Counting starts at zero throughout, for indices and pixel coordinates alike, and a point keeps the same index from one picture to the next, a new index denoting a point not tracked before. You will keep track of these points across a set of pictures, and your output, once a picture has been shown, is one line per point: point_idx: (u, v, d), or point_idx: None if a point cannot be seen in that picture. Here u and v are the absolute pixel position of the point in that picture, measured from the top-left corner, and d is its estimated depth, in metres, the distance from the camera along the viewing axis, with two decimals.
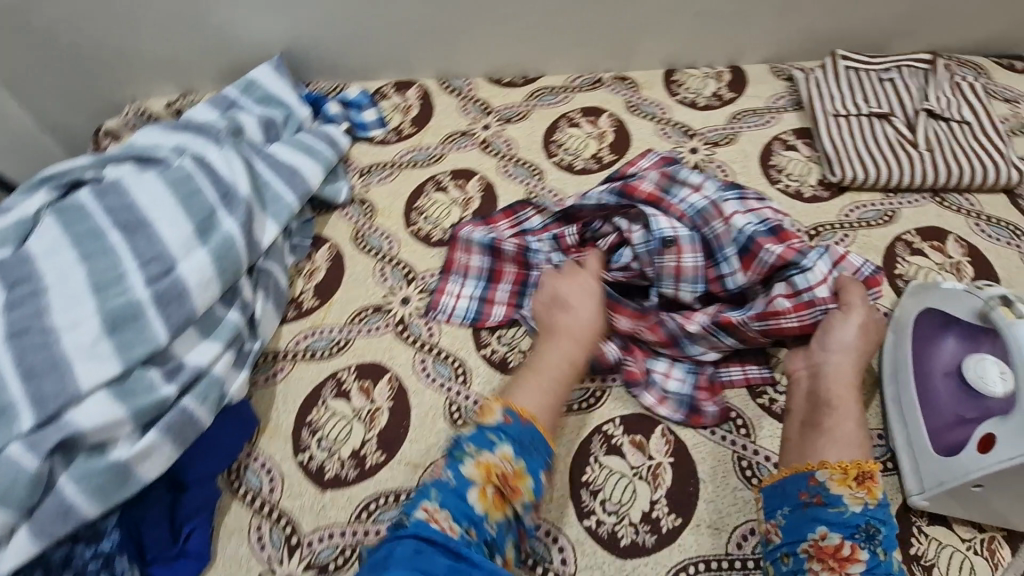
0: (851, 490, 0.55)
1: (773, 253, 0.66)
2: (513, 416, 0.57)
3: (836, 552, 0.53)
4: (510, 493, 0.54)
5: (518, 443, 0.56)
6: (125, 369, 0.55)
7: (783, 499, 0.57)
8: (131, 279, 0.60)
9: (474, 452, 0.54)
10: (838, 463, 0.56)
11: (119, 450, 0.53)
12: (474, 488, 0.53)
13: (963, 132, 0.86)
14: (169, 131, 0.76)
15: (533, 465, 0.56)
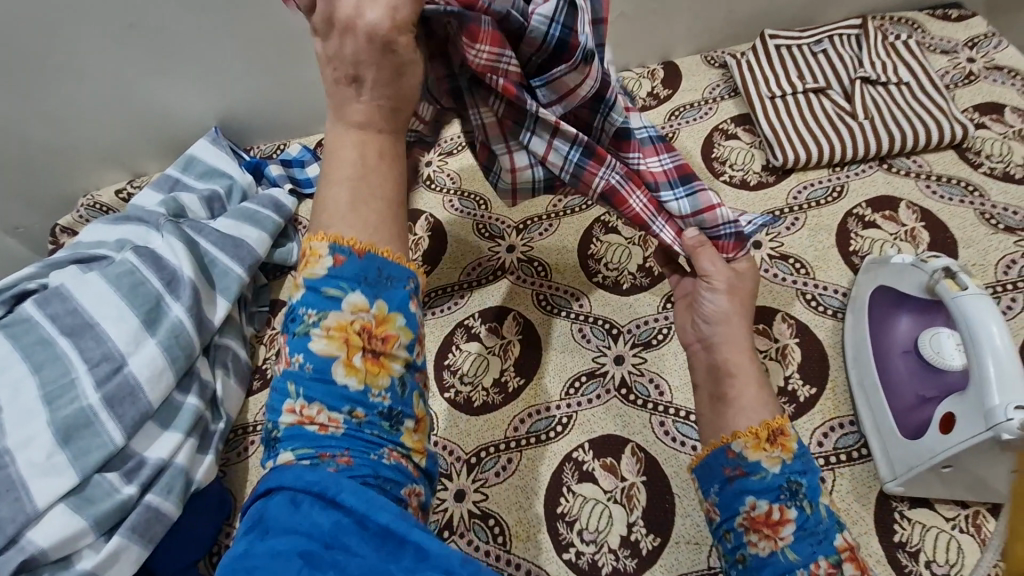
0: (767, 452, 0.52)
1: (643, 160, 0.57)
2: (344, 253, 0.41)
3: (767, 519, 0.50)
4: (381, 348, 0.42)
5: (363, 284, 0.42)
6: (83, 477, 0.56)
7: (710, 477, 0.54)
8: (82, 383, 0.61)
9: (317, 319, 0.41)
10: (749, 429, 0.53)
11: (86, 560, 0.54)
12: (337, 363, 0.41)
13: (902, 92, 0.84)
14: (113, 224, 0.78)
15: (396, 297, 0.43)
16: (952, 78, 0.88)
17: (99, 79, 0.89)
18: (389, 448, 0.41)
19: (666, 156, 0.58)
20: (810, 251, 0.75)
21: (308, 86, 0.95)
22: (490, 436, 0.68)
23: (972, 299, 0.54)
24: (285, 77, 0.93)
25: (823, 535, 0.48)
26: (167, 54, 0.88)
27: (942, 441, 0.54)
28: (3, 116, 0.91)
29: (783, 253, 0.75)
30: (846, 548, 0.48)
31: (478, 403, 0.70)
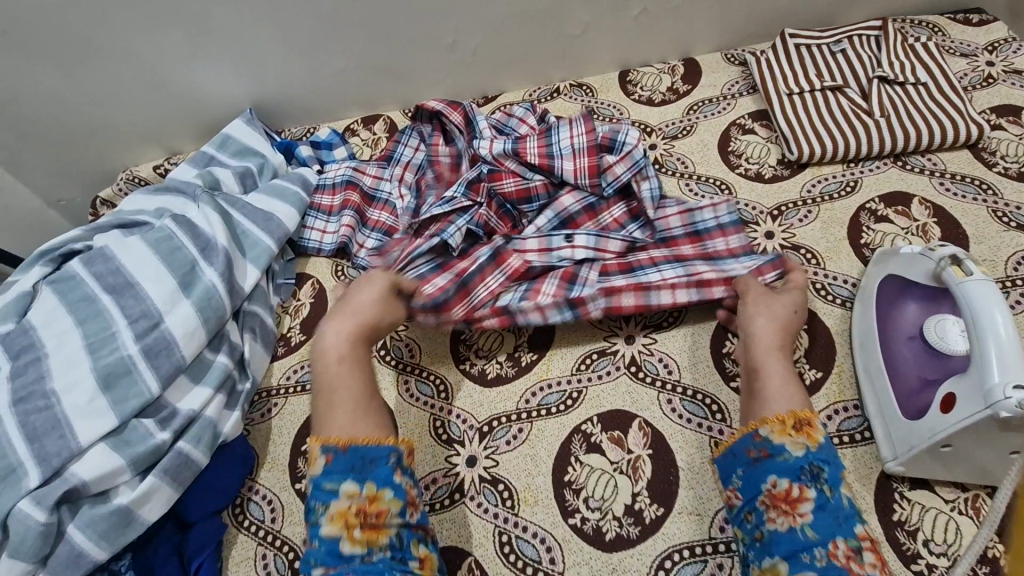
0: (792, 437, 0.56)
1: (643, 255, 0.77)
2: (334, 451, 0.59)
3: (787, 496, 0.54)
4: (375, 520, 0.56)
5: (353, 473, 0.58)
6: (122, 421, 0.60)
7: (734, 462, 0.58)
8: (122, 336, 0.65)
9: (323, 510, 0.57)
10: (777, 416, 0.57)
11: (122, 495, 0.57)
12: (343, 541, 0.56)
13: (919, 93, 0.86)
14: (153, 195, 0.83)
15: (380, 475, 0.58)
16: (970, 81, 0.89)
17: (141, 60, 0.94)
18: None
19: (665, 249, 0.78)
20: (821, 243, 0.77)
21: (338, 74, 0.99)
22: (502, 407, 0.71)
23: (978, 284, 0.55)
24: (316, 64, 0.97)
25: (842, 519, 0.52)
26: (207, 39, 0.91)
27: (942, 420, 0.55)
28: (52, 92, 0.96)
29: (795, 244, 0.78)
30: (865, 537, 0.51)
31: (491, 375, 0.73)
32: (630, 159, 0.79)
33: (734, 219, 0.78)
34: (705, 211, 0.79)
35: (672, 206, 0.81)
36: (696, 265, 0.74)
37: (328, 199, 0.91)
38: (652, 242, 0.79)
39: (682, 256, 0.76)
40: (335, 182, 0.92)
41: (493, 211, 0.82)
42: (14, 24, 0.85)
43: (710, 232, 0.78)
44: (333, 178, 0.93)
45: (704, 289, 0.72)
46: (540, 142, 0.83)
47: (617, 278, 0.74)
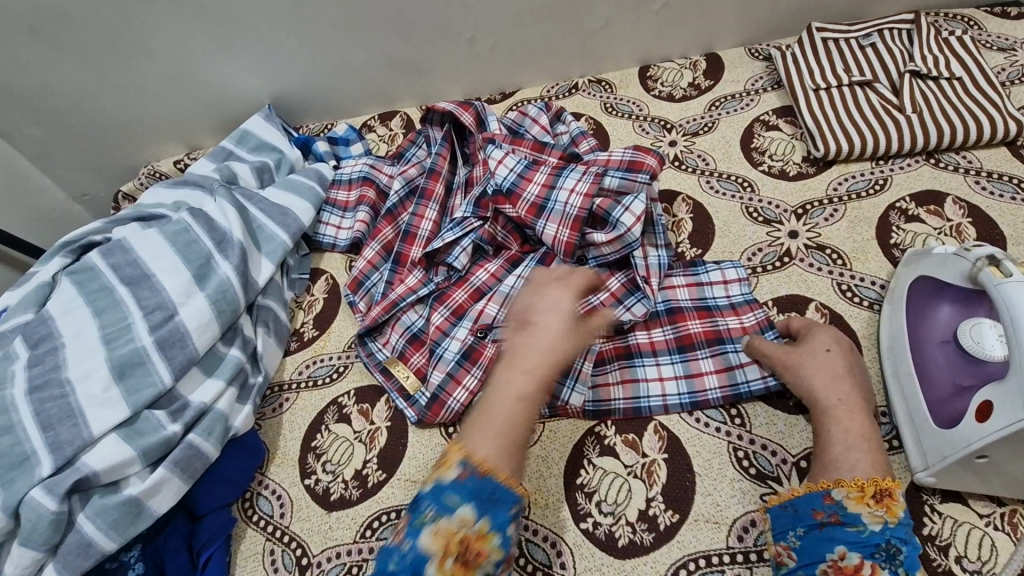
0: (870, 508, 0.52)
1: (642, 336, 0.71)
2: (471, 469, 0.52)
3: (855, 572, 0.50)
4: (474, 559, 0.49)
5: (477, 501, 0.51)
6: (134, 411, 0.60)
7: (795, 520, 0.54)
8: (137, 327, 0.65)
9: (432, 519, 0.49)
10: (855, 481, 0.53)
11: (132, 487, 0.57)
12: (431, 563, 0.47)
13: (954, 88, 0.82)
14: (172, 189, 0.83)
15: (498, 518, 0.51)
16: (1007, 76, 0.85)
17: (164, 54, 0.95)
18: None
19: (669, 327, 0.71)
20: (847, 243, 0.74)
21: (356, 69, 0.99)
22: None
23: (1015, 286, 0.52)
24: (335, 59, 0.97)
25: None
26: (229, 33, 0.92)
27: (977, 430, 0.51)
28: (77, 86, 0.97)
29: (820, 244, 0.75)
30: None
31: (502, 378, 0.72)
32: (619, 241, 0.72)
33: (747, 297, 0.72)
34: (716, 287, 0.73)
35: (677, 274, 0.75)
36: (699, 356, 0.69)
37: (343, 194, 0.91)
38: (653, 317, 0.72)
39: (687, 339, 0.70)
40: (352, 179, 0.92)
41: (501, 225, 0.80)
42: (43, 17, 0.87)
43: (721, 308, 0.71)
44: (349, 174, 0.93)
45: (697, 389, 0.67)
46: (532, 207, 0.76)
47: (610, 369, 0.70)
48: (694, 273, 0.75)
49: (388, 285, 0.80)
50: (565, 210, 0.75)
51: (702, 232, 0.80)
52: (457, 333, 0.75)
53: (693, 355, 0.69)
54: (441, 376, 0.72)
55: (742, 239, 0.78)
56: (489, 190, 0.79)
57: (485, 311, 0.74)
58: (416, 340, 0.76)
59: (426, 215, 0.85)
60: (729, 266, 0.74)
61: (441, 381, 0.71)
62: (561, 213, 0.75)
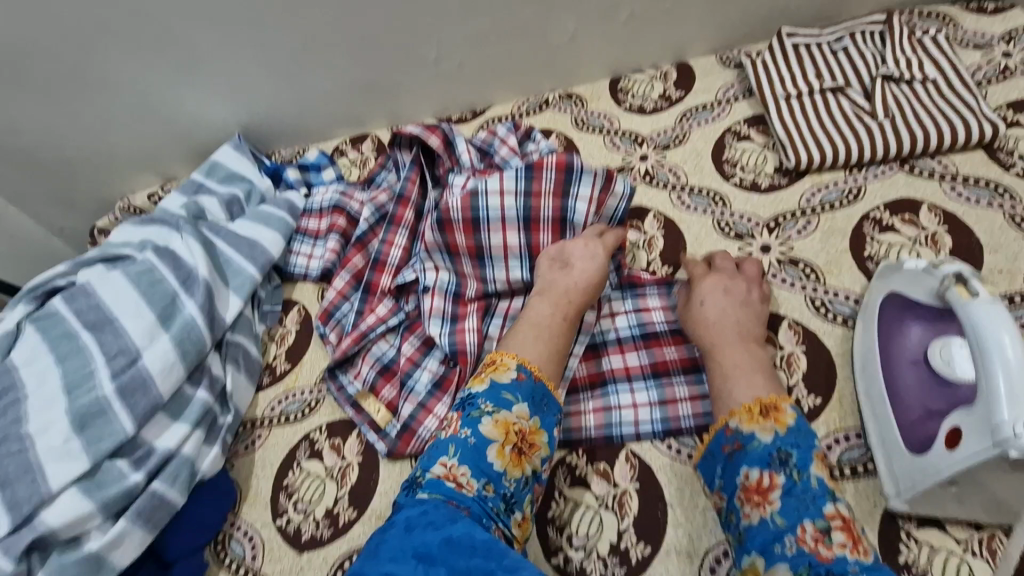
0: (761, 424, 0.56)
1: (616, 360, 0.70)
2: (526, 374, 0.62)
3: (759, 487, 0.53)
4: (527, 450, 0.59)
5: (531, 401, 0.61)
6: (94, 463, 0.60)
7: (714, 462, 0.58)
8: (99, 375, 0.64)
9: (492, 410, 0.59)
10: (742, 407, 0.58)
11: (92, 541, 0.57)
12: (493, 445, 0.57)
13: (927, 91, 0.80)
14: (139, 226, 0.83)
15: (547, 421, 0.61)
16: (984, 75, 0.83)
17: (131, 87, 0.94)
18: (500, 527, 0.54)
19: (644, 351, 0.70)
20: (821, 256, 0.73)
21: (324, 94, 0.99)
22: None
23: (980, 306, 0.50)
24: (302, 84, 0.97)
25: (810, 501, 0.52)
26: (192, 64, 0.92)
27: (947, 456, 0.50)
28: (47, 124, 0.97)
29: (793, 258, 0.74)
30: (835, 517, 0.51)
31: None
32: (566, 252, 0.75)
33: None
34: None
35: (652, 293, 0.74)
36: (674, 381, 0.68)
37: (315, 223, 0.90)
38: (629, 340, 0.72)
39: (662, 364, 0.69)
40: (322, 207, 0.91)
41: (465, 245, 0.77)
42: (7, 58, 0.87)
43: None
44: (320, 202, 0.92)
45: (670, 415, 0.66)
46: (466, 224, 0.76)
47: (584, 396, 0.69)
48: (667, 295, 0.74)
49: (358, 314, 0.79)
50: (504, 219, 0.76)
51: (673, 248, 0.78)
52: (429, 364, 0.74)
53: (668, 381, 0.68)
54: (411, 408, 0.71)
55: (714, 255, 0.77)
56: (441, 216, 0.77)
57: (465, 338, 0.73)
58: (387, 371, 0.75)
59: (396, 242, 0.85)
60: None
61: (414, 409, 0.71)
62: (501, 222, 0.76)
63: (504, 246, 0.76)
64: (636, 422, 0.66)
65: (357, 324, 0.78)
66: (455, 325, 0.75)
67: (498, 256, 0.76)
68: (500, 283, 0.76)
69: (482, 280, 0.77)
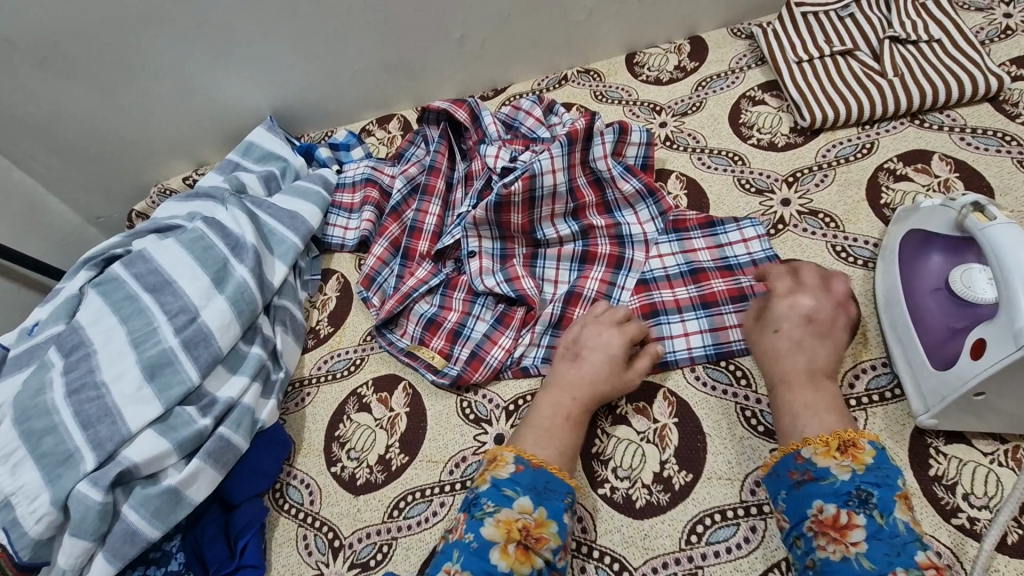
0: (837, 460, 0.53)
1: (667, 294, 0.74)
2: (525, 465, 0.58)
3: (835, 522, 0.51)
4: (534, 544, 0.54)
5: (533, 491, 0.56)
6: (166, 408, 0.64)
7: (778, 483, 0.56)
8: (163, 330, 0.68)
9: (492, 509, 0.55)
10: (819, 437, 0.55)
11: (170, 477, 0.61)
12: (495, 548, 0.53)
13: (934, 50, 0.84)
14: (185, 202, 0.88)
15: (554, 507, 0.56)
16: (987, 35, 0.87)
17: (170, 75, 0.98)
18: None
19: (693, 286, 0.73)
20: (839, 206, 0.77)
21: (351, 78, 1.03)
22: (526, 387, 0.72)
23: (998, 229, 0.54)
24: (331, 69, 1.01)
25: (900, 546, 0.48)
26: (228, 51, 0.96)
27: (972, 367, 0.53)
28: (88, 112, 1.00)
29: (812, 209, 0.77)
30: (929, 564, 0.47)
31: (523, 361, 0.73)
32: (615, 229, 0.79)
33: (768, 255, 0.74)
34: (736, 246, 0.75)
35: (697, 236, 0.77)
36: (725, 313, 0.71)
37: (348, 196, 0.94)
38: (678, 277, 0.75)
39: (711, 297, 0.72)
40: (355, 181, 0.94)
41: (518, 214, 0.79)
42: (50, 49, 0.90)
43: (743, 267, 0.73)
44: (353, 176, 0.95)
45: (722, 342, 0.69)
46: (523, 204, 0.79)
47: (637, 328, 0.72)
48: (713, 234, 0.77)
49: (399, 278, 0.83)
50: (554, 194, 0.80)
51: (697, 206, 0.82)
52: (480, 310, 0.78)
53: (719, 312, 0.71)
54: (469, 349, 0.75)
55: (736, 211, 0.80)
56: (495, 204, 0.78)
57: (523, 283, 0.77)
58: (432, 325, 0.78)
59: (430, 210, 0.88)
60: (748, 225, 0.76)
61: (478, 343, 0.75)
62: (551, 197, 0.80)
63: (553, 212, 0.81)
64: (688, 349, 0.69)
65: (399, 288, 0.82)
66: (510, 275, 0.78)
67: (547, 222, 0.81)
68: (552, 239, 0.80)
69: (532, 241, 0.81)
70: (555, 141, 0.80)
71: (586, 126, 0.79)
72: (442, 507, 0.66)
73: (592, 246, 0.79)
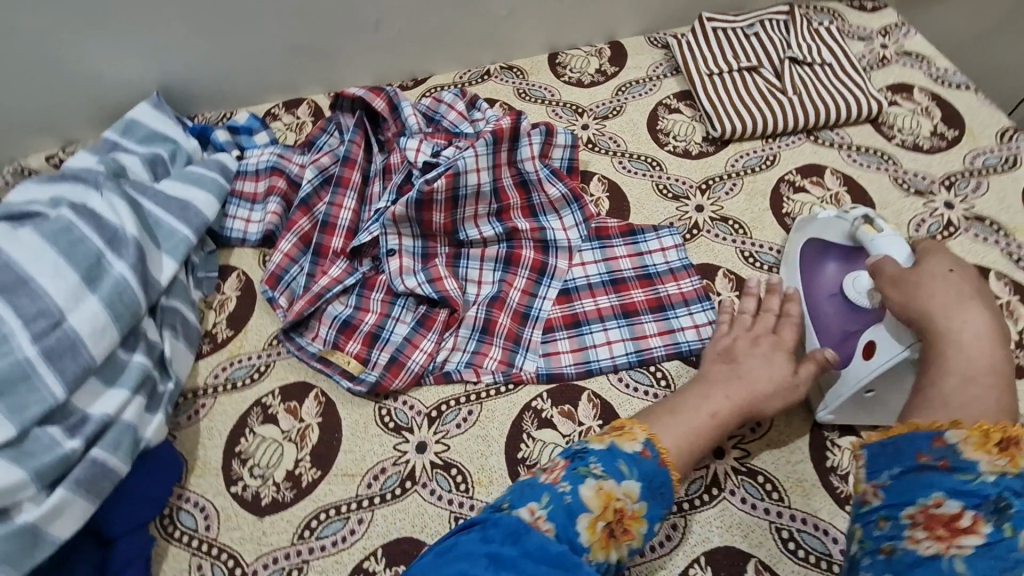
0: (990, 457, 0.42)
1: (588, 303, 0.74)
2: (652, 452, 0.54)
3: (947, 519, 0.41)
4: (621, 534, 0.50)
5: (646, 484, 0.52)
6: (21, 431, 0.55)
7: (892, 458, 0.46)
8: (16, 338, 0.58)
9: (599, 474, 0.51)
10: (979, 426, 0.43)
11: (26, 513, 0.52)
12: (586, 515, 0.49)
13: (825, 73, 0.92)
14: (46, 186, 0.75)
15: (653, 509, 0.52)
16: (868, 62, 0.96)
17: (26, 37, 0.83)
18: None
19: (613, 295, 0.75)
20: (746, 214, 0.81)
21: (254, 56, 0.93)
22: (449, 392, 0.70)
23: (885, 242, 0.60)
24: (230, 45, 0.91)
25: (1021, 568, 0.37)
26: (102, 15, 0.83)
27: (865, 366, 0.59)
28: None
29: (722, 216, 0.82)
30: None
31: (445, 365, 0.71)
32: (540, 234, 0.78)
33: (684, 263, 0.76)
34: (655, 254, 0.77)
35: (619, 243, 0.79)
36: (645, 321, 0.73)
37: (250, 185, 0.85)
38: (599, 286, 0.76)
39: (631, 305, 0.74)
40: (259, 169, 0.86)
41: (441, 212, 0.77)
42: None
43: (661, 275, 0.76)
44: (256, 164, 0.87)
45: (643, 348, 0.71)
46: (446, 203, 0.76)
47: (560, 335, 0.73)
48: (633, 242, 0.78)
49: (310, 278, 0.76)
50: (477, 194, 0.78)
51: (618, 208, 0.83)
52: (400, 313, 0.74)
53: (639, 320, 0.73)
54: (388, 353, 0.70)
55: (655, 215, 0.83)
56: (418, 204, 0.75)
57: (446, 283, 0.74)
58: (347, 329, 0.73)
59: (344, 204, 0.82)
60: (666, 234, 0.79)
61: (398, 346, 0.71)
62: (474, 197, 0.78)
63: (476, 214, 0.79)
64: (610, 354, 0.71)
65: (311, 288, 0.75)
66: (432, 275, 0.75)
67: (471, 224, 0.78)
68: (475, 240, 0.78)
69: (455, 242, 0.79)
70: (480, 139, 0.78)
71: (512, 125, 0.78)
72: (360, 524, 0.62)
73: (517, 248, 0.78)
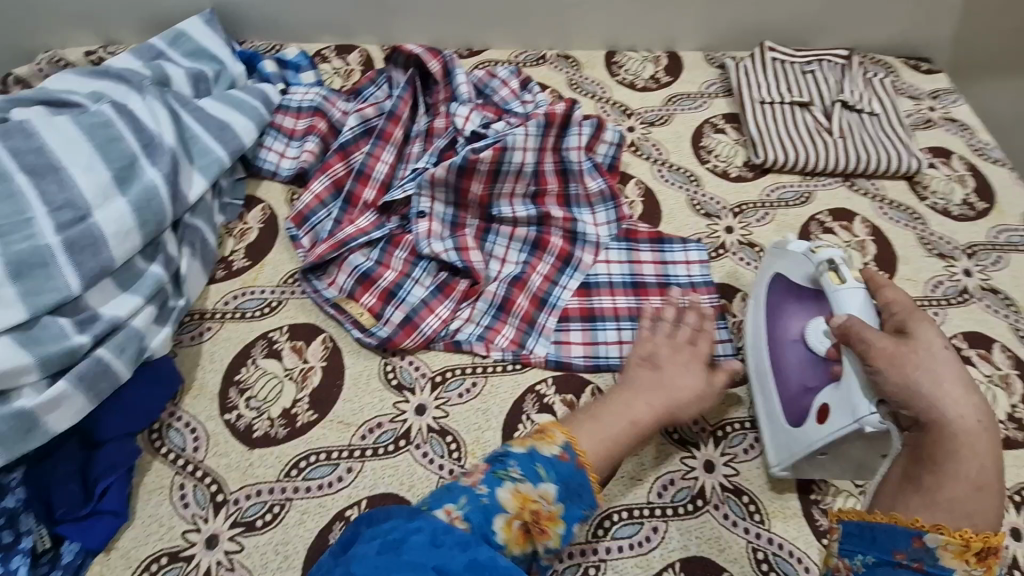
0: (966, 566, 0.46)
1: (607, 300, 0.75)
2: (570, 455, 0.55)
3: None
4: (538, 533, 0.51)
5: (564, 485, 0.53)
6: (33, 316, 0.55)
7: (870, 545, 0.49)
8: (39, 224, 0.58)
9: (517, 478, 0.52)
10: (960, 530, 0.46)
11: (25, 398, 0.52)
12: (502, 516, 0.50)
13: (872, 123, 0.93)
14: (89, 79, 0.74)
15: (574, 512, 0.53)
16: (913, 121, 0.98)
17: None
18: None
19: (633, 297, 0.75)
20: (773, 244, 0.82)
21: None
22: (456, 360, 0.70)
23: (847, 293, 0.60)
24: None
25: None
26: None
27: (817, 430, 0.58)
28: None
29: (750, 241, 0.82)
30: None
31: (456, 334, 0.71)
32: (572, 224, 0.78)
33: (706, 279, 0.77)
34: (680, 266, 0.78)
35: (646, 248, 0.79)
36: None
37: (291, 121, 0.84)
38: (621, 286, 0.76)
39: None
40: (302, 106, 0.84)
41: (479, 182, 0.77)
42: None
43: (682, 287, 0.76)
44: (300, 101, 0.85)
45: None
46: (487, 174, 0.76)
47: (575, 327, 0.73)
48: (661, 250, 0.79)
49: (336, 224, 0.76)
50: (519, 172, 0.78)
51: (650, 215, 0.84)
52: (421, 275, 0.73)
53: None
54: (403, 312, 0.70)
55: (685, 229, 0.83)
56: (461, 172, 0.75)
57: (472, 254, 0.74)
58: (365, 280, 0.72)
59: (382, 157, 0.81)
60: (693, 248, 0.79)
61: (414, 308, 0.71)
62: (515, 175, 0.78)
63: (512, 193, 0.79)
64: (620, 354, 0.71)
65: (335, 234, 0.75)
66: (459, 244, 0.75)
67: (505, 201, 0.79)
68: (507, 218, 0.78)
69: (486, 217, 0.78)
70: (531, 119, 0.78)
71: (565, 112, 0.78)
72: (348, 473, 0.62)
73: (546, 234, 0.78)
